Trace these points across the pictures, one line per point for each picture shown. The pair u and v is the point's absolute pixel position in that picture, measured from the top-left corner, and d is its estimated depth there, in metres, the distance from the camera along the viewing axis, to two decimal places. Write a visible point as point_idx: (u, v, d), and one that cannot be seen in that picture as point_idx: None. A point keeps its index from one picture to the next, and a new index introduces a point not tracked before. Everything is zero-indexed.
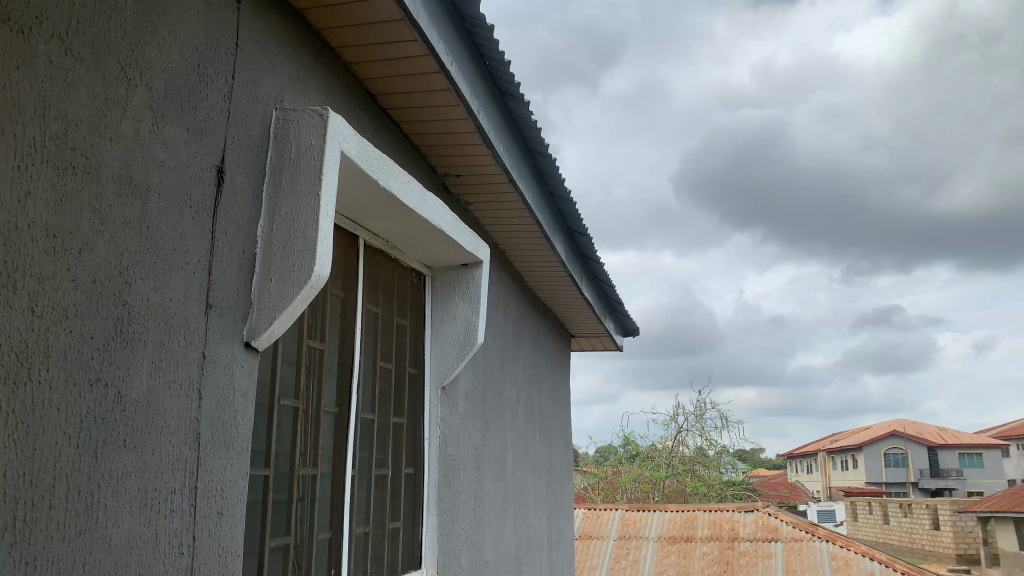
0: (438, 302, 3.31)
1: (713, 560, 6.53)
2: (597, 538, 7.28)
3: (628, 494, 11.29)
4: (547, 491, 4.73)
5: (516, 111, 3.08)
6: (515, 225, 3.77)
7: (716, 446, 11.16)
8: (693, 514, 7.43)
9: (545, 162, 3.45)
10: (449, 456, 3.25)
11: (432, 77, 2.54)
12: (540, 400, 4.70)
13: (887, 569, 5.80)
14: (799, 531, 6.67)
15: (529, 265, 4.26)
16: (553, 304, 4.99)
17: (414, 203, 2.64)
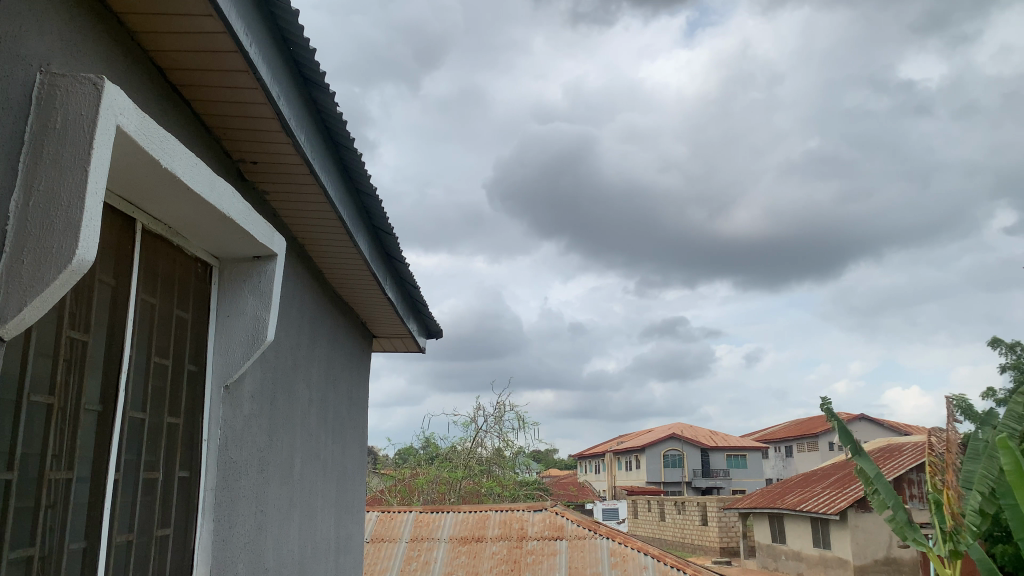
0: (224, 295, 3.13)
1: (502, 559, 6.67)
2: (389, 541, 7.21)
3: (425, 496, 11.23)
4: (337, 494, 4.62)
5: (321, 101, 2.98)
6: (315, 219, 3.64)
7: (512, 448, 11.47)
8: (485, 514, 7.55)
9: (350, 156, 3.36)
10: (230, 459, 3.07)
11: (228, 57, 2.40)
12: (335, 400, 4.57)
13: (658, 563, 6.23)
14: (583, 528, 7.00)
15: (329, 262, 4.14)
16: (354, 303, 4.88)
17: (202, 189, 2.47)
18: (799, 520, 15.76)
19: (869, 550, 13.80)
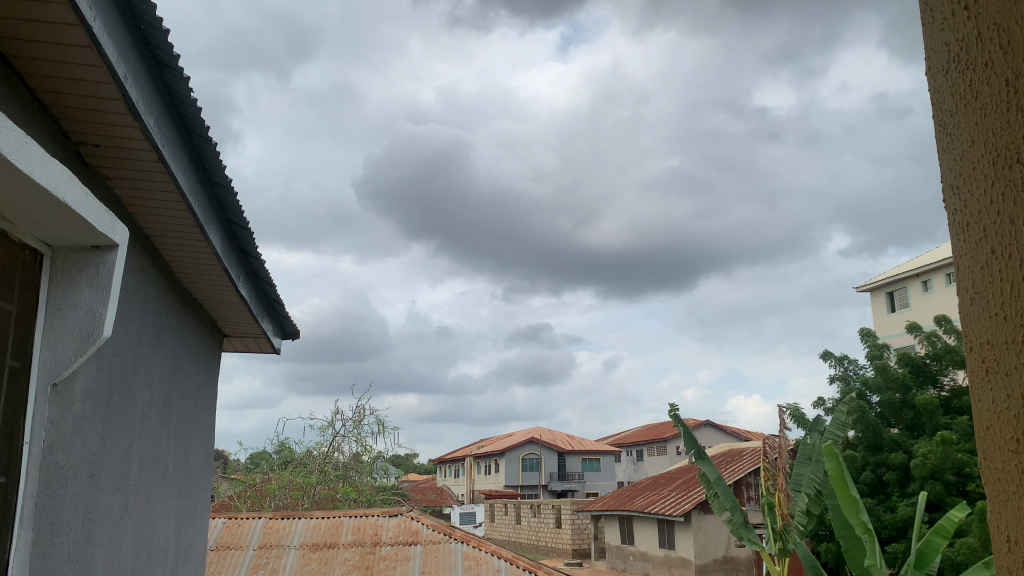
0: (55, 287, 2.89)
1: (354, 565, 6.53)
2: (235, 549, 6.88)
3: (276, 502, 10.72)
4: (178, 501, 4.37)
5: (173, 86, 2.82)
6: (163, 210, 3.45)
7: (370, 453, 11.35)
8: (338, 520, 7.38)
9: (204, 145, 3.21)
10: (54, 463, 2.85)
11: (68, 31, 2.22)
12: (179, 401, 4.33)
13: (512, 567, 6.36)
14: (438, 533, 6.99)
15: (177, 255, 3.92)
16: (203, 300, 4.65)
17: (32, 170, 2.28)
18: (647, 522, 16.38)
19: (709, 549, 14.57)
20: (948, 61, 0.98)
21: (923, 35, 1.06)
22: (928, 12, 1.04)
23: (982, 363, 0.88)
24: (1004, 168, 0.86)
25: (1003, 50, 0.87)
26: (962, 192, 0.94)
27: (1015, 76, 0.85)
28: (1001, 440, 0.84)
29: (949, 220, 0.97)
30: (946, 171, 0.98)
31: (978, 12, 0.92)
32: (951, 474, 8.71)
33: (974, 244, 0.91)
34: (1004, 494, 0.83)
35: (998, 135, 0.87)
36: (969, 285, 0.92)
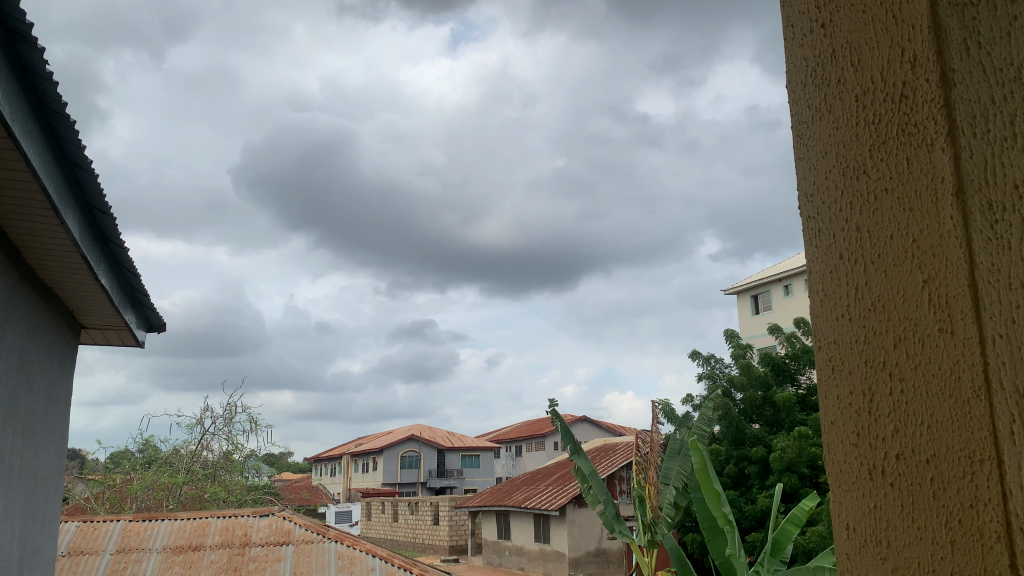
0: None
1: (221, 568, 6.28)
2: (90, 554, 6.44)
3: (138, 503, 10.10)
4: (24, 503, 4.07)
5: (25, 54, 2.61)
6: (13, 190, 3.18)
7: (242, 451, 10.96)
8: (205, 521, 7.07)
9: (60, 121, 2.99)
10: None
11: None
12: (26, 396, 4.01)
13: (386, 564, 6.39)
14: (310, 533, 6.85)
15: (29, 239, 3.64)
16: (58, 288, 4.33)
17: None
18: (524, 517, 16.58)
19: (583, 543, 14.94)
20: (806, 76, 1.03)
21: (784, 50, 1.10)
22: (789, 24, 1.09)
23: (829, 363, 0.93)
24: (853, 179, 0.91)
25: (855, 68, 0.92)
26: (816, 200, 0.99)
27: (863, 92, 0.90)
28: (844, 434, 0.89)
29: (802, 226, 1.02)
30: (802, 178, 1.03)
31: (833, 31, 0.97)
32: (805, 467, 9.33)
33: (826, 250, 0.96)
34: (844, 484, 0.88)
35: (848, 148, 0.92)
36: (820, 288, 0.97)
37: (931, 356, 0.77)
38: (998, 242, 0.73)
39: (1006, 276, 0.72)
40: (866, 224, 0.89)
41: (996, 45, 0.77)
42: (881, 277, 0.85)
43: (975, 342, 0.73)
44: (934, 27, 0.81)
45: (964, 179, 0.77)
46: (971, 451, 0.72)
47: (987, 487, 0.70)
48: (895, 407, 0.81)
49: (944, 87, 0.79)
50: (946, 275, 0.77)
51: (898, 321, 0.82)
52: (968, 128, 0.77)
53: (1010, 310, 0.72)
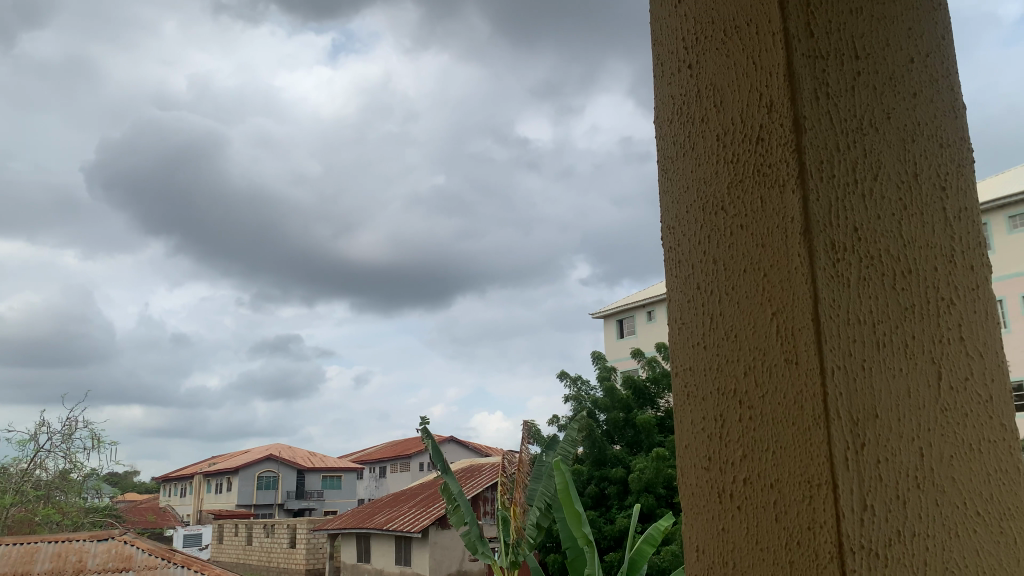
0: None
1: None
2: None
3: None
4: None
5: None
6: None
7: (81, 470, 10.17)
8: (34, 546, 6.48)
9: None
10: None
11: None
12: None
13: None
14: (154, 558, 6.45)
15: None
16: None
17: None
18: (384, 540, 16.24)
19: (444, 565, 14.79)
20: (671, 114, 1.07)
21: (653, 86, 1.14)
22: (658, 61, 1.13)
23: (684, 388, 0.96)
24: (710, 214, 0.96)
25: (717, 108, 0.96)
26: (676, 232, 1.03)
27: (724, 133, 0.95)
28: (695, 458, 0.92)
29: (664, 257, 1.05)
30: (665, 211, 1.07)
31: (699, 72, 1.01)
32: (661, 487, 9.66)
33: (684, 280, 1.00)
34: (695, 507, 0.92)
35: (708, 184, 0.97)
36: (678, 316, 1.00)
37: (779, 385, 0.81)
38: (841, 279, 0.80)
39: (845, 312, 0.79)
40: (722, 258, 0.93)
41: (841, 100, 0.86)
42: (734, 309, 0.90)
43: (816, 373, 0.77)
44: (790, 74, 0.85)
45: (810, 221, 0.81)
46: (810, 475, 0.76)
47: (823, 508, 0.74)
48: (743, 433, 0.85)
49: (795, 132, 0.83)
50: (791, 310, 0.81)
51: (748, 350, 0.86)
52: (818, 172, 0.82)
53: (846, 345, 0.78)
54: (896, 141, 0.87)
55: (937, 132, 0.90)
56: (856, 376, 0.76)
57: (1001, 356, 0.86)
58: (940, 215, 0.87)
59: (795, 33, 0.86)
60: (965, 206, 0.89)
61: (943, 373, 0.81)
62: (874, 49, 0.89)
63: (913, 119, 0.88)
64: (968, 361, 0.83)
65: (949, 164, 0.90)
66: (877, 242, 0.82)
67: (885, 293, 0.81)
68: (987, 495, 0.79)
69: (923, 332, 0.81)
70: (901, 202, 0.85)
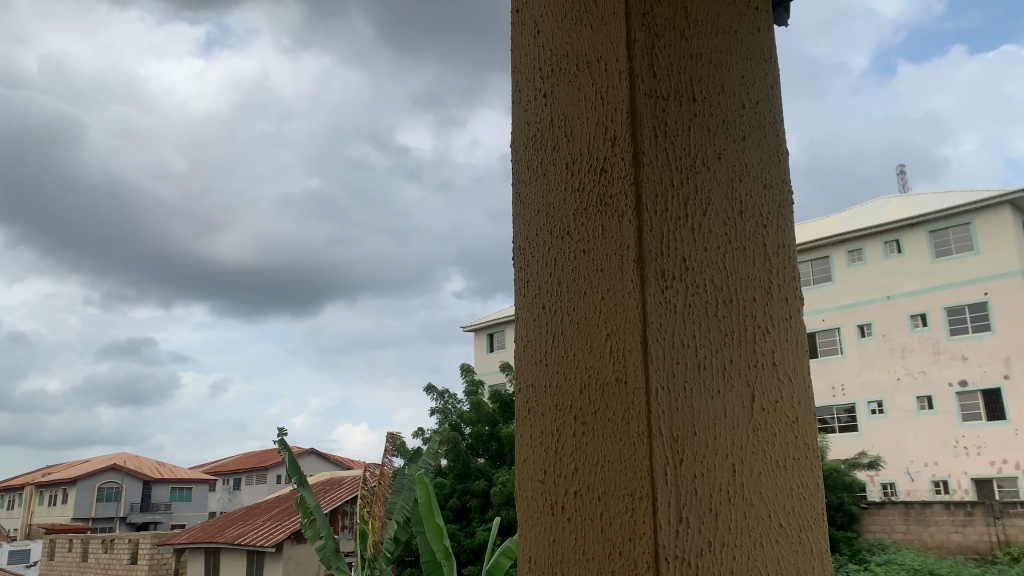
0: None
1: None
2: None
3: None
4: None
5: None
6: None
7: None
8: None
9: None
10: None
11: None
12: None
13: None
14: None
15: None
16: None
17: None
18: (235, 555, 15.53)
19: None
20: (526, 139, 1.11)
21: (511, 110, 1.18)
22: (516, 87, 1.17)
23: (526, 405, 1.00)
24: (557, 239, 1.00)
25: (566, 139, 1.01)
26: (527, 253, 1.07)
27: (572, 161, 1.00)
28: (533, 471, 0.96)
29: (514, 276, 1.09)
30: (517, 232, 1.10)
31: (553, 100, 1.06)
32: None
33: (532, 297, 1.04)
34: (529, 519, 0.95)
35: (556, 210, 1.01)
36: (524, 333, 1.04)
37: (609, 403, 0.86)
38: (667, 305, 0.85)
39: (672, 336, 0.84)
40: (565, 280, 0.97)
41: (677, 139, 0.92)
42: (573, 328, 0.94)
43: (642, 391, 0.82)
44: (631, 113, 0.90)
45: (642, 250, 0.86)
46: (633, 488, 0.81)
47: (642, 521, 0.79)
48: (576, 447, 0.89)
49: (634, 167, 0.88)
50: (625, 334, 0.86)
51: (584, 369, 0.91)
52: (653, 203, 0.88)
53: (670, 365, 0.83)
54: (724, 179, 0.94)
55: (762, 173, 0.99)
56: (677, 395, 0.82)
57: (806, 381, 0.95)
58: (760, 249, 0.95)
59: (638, 73, 0.92)
60: (783, 243, 0.98)
61: (755, 396, 0.88)
62: (710, 93, 0.97)
63: (740, 162, 0.97)
64: (778, 385, 0.91)
65: (770, 203, 0.98)
66: (702, 273, 0.88)
67: (708, 321, 0.87)
68: (790, 508, 0.87)
69: (740, 357, 0.88)
70: (725, 236, 0.92)
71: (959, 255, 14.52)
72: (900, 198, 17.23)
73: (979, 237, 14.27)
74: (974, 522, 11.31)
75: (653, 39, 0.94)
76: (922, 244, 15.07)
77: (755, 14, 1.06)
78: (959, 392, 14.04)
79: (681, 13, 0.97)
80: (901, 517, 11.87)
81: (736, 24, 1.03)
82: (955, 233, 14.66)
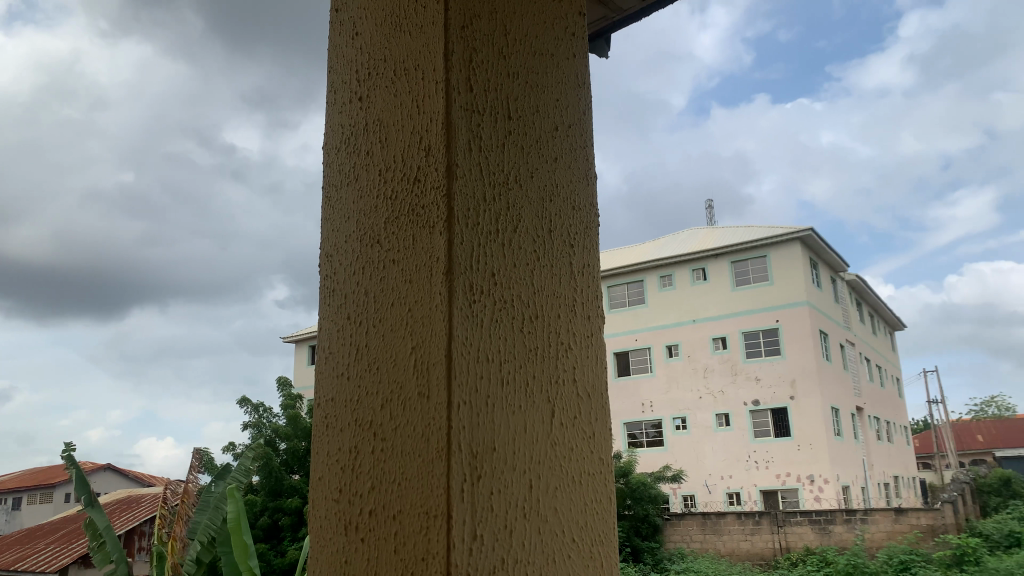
0: None
1: None
2: None
3: None
4: None
5: None
6: None
7: None
8: None
9: None
10: None
11: None
12: None
13: None
14: None
15: None
16: None
17: None
18: None
19: None
20: (340, 142, 1.08)
21: (325, 111, 1.14)
22: (331, 87, 1.13)
23: (324, 419, 0.97)
24: (367, 247, 0.97)
25: (381, 144, 0.99)
26: (333, 260, 1.03)
27: (384, 168, 0.97)
28: (328, 489, 0.92)
29: (319, 285, 1.05)
30: (324, 239, 1.06)
31: (368, 104, 1.03)
32: None
33: (337, 307, 1.00)
34: (321, 540, 0.92)
35: (366, 217, 0.98)
36: (327, 345, 1.00)
37: (410, 418, 0.84)
38: (473, 321, 0.84)
39: (476, 352, 0.84)
40: (372, 289, 0.94)
41: (490, 154, 0.92)
42: (378, 340, 0.91)
43: (443, 407, 0.80)
44: (446, 126, 0.89)
45: (452, 262, 0.85)
46: (428, 506, 0.79)
47: (436, 539, 0.77)
48: (373, 464, 0.87)
49: (446, 179, 0.87)
50: (428, 348, 0.85)
51: (386, 383, 0.88)
52: (464, 217, 0.87)
53: (473, 381, 0.82)
54: (535, 199, 0.95)
55: (570, 194, 1.01)
56: (478, 411, 0.81)
57: (604, 396, 0.98)
58: (567, 269, 0.97)
59: (456, 84, 0.91)
60: (588, 264, 1.01)
61: (554, 412, 0.89)
62: (525, 113, 0.98)
63: (551, 182, 0.99)
64: (577, 400, 0.93)
65: (577, 224, 1.01)
66: (511, 289, 0.89)
67: (512, 336, 0.87)
68: (582, 521, 0.89)
69: (543, 373, 0.89)
70: (533, 254, 0.93)
71: (756, 284, 15.89)
72: (707, 230, 18.59)
73: (773, 269, 15.67)
74: (761, 530, 12.34)
75: (470, 52, 0.93)
76: (725, 273, 16.34)
77: (571, 39, 1.10)
78: (752, 410, 15.28)
79: (500, 29, 0.98)
80: (698, 527, 12.73)
81: (554, 47, 1.06)
82: (753, 264, 16.03)
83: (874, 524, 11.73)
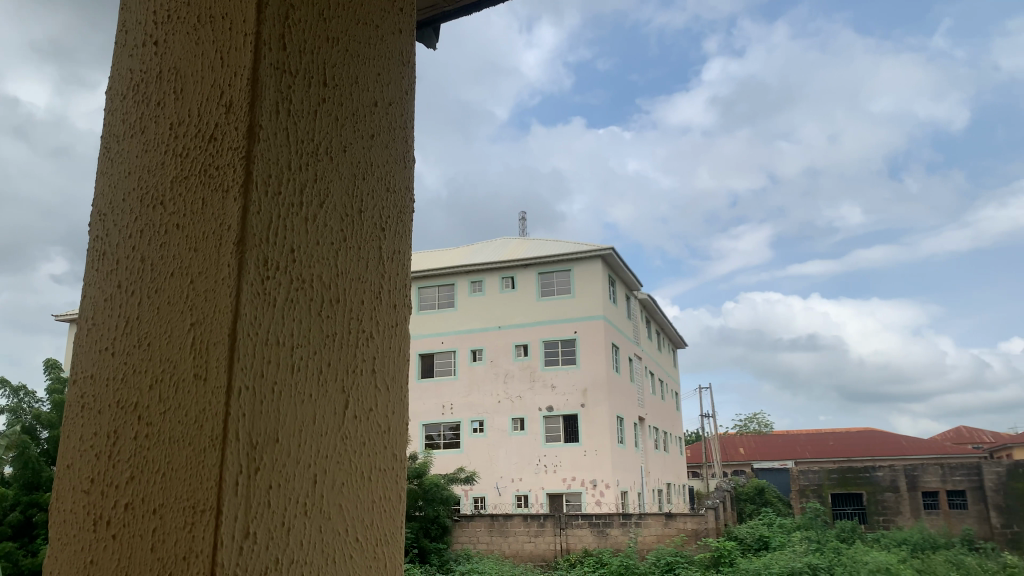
0: None
1: None
2: None
3: None
4: None
5: None
6: None
7: None
8: None
9: None
10: None
11: None
12: None
13: None
14: None
15: None
16: None
17: None
18: None
19: None
20: (127, 89, 0.95)
21: (112, 54, 1.00)
22: (123, 28, 1.00)
23: (80, 399, 0.84)
24: (149, 207, 0.86)
25: (175, 95, 0.88)
26: (106, 220, 0.91)
27: (176, 122, 0.87)
28: (76, 479, 0.81)
29: (88, 245, 0.92)
30: (99, 196, 0.94)
31: (163, 51, 0.92)
32: None
33: (106, 274, 0.88)
34: (65, 537, 0.80)
35: (151, 174, 0.87)
36: (91, 315, 0.88)
37: (181, 402, 0.75)
38: (264, 298, 0.77)
39: (265, 332, 0.76)
40: (149, 255, 0.84)
41: (301, 120, 0.85)
42: (151, 313, 0.81)
43: (221, 391, 0.72)
44: (252, 82, 0.81)
45: (246, 233, 0.77)
46: (195, 500, 0.70)
47: (201, 537, 0.69)
48: (135, 451, 0.77)
49: (248, 139, 0.79)
50: (210, 321, 0.76)
51: (156, 362, 0.78)
52: (263, 184, 0.79)
53: (259, 364, 0.75)
54: (347, 176, 0.89)
55: (385, 175, 0.96)
56: (262, 398, 0.74)
57: (404, 388, 0.93)
58: (374, 254, 0.91)
59: (266, 39, 0.83)
60: (398, 249, 0.96)
61: (349, 403, 0.83)
62: (341, 83, 0.91)
63: (365, 160, 0.93)
64: (375, 394, 0.87)
65: (392, 208, 0.96)
66: (311, 267, 0.82)
67: (309, 316, 0.81)
68: (368, 521, 0.83)
69: (338, 360, 0.83)
70: (340, 234, 0.87)
71: (559, 295, 16.52)
72: (518, 241, 19.08)
73: (575, 282, 16.38)
74: (544, 532, 12.80)
75: (288, 10, 0.86)
76: (531, 283, 16.85)
77: (398, 15, 1.04)
78: (546, 416, 15.86)
79: None
80: (486, 528, 12.99)
81: (379, 19, 1.00)
82: (558, 277, 16.66)
83: (646, 527, 12.56)
